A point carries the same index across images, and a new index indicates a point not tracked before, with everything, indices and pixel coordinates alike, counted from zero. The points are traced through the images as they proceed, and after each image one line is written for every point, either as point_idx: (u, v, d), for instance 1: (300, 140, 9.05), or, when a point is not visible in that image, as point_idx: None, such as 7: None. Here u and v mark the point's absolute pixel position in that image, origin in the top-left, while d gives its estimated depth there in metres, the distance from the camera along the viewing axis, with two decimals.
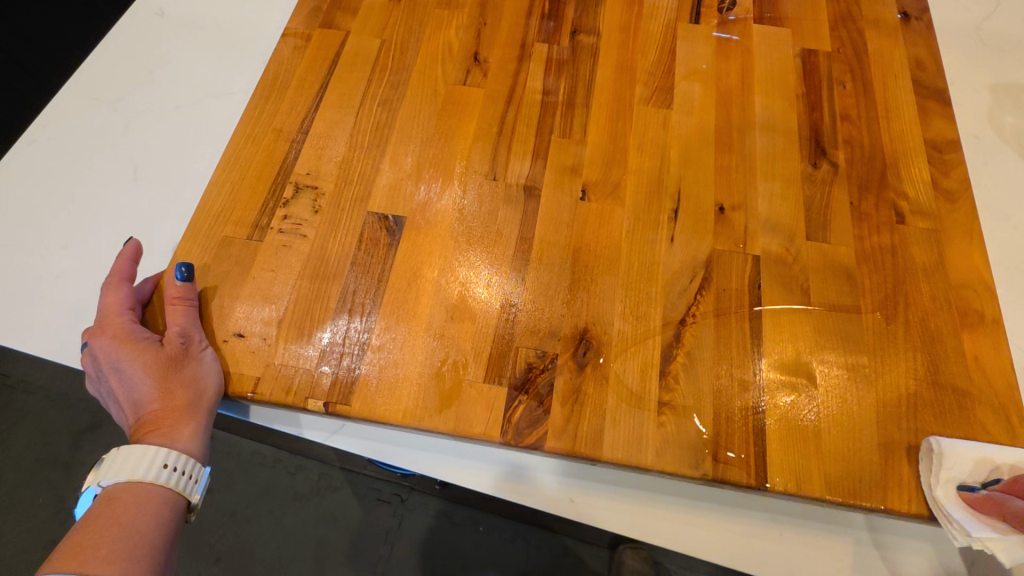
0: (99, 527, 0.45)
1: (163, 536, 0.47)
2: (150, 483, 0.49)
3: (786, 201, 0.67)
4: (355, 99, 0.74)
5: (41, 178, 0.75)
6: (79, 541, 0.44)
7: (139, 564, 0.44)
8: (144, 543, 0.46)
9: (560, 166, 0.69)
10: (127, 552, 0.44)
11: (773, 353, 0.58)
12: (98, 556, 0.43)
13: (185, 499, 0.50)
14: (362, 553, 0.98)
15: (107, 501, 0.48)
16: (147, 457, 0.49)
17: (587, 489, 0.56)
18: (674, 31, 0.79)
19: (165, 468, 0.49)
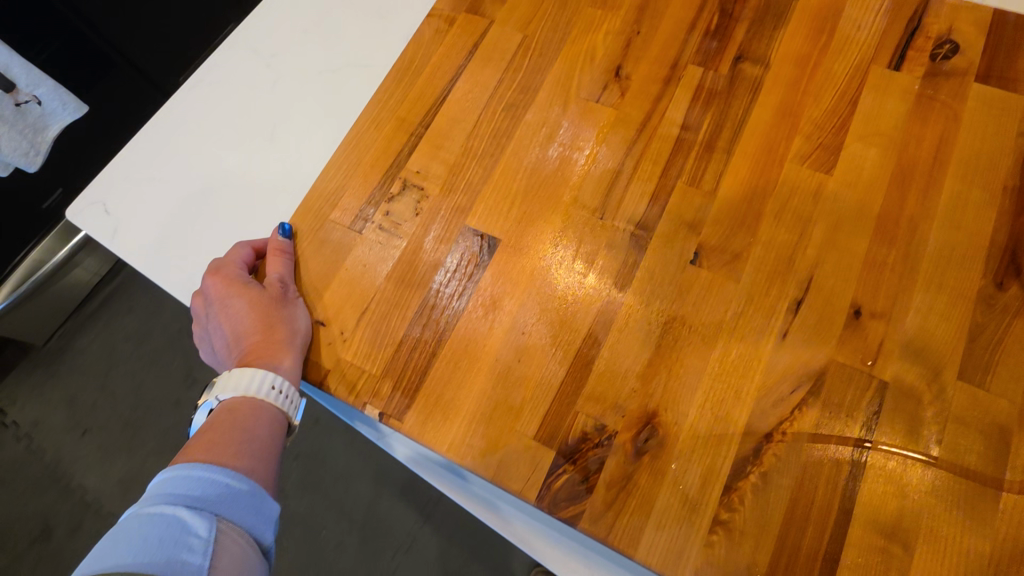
0: (226, 430, 0.48)
1: (275, 439, 0.51)
2: (262, 399, 0.53)
3: (946, 323, 0.55)
4: (481, 99, 0.70)
5: (195, 121, 0.82)
6: (209, 440, 0.47)
7: (262, 458, 0.47)
8: (262, 444, 0.49)
9: (677, 217, 0.62)
10: (252, 448, 0.48)
11: (868, 503, 0.50)
12: (228, 451, 0.46)
13: (288, 415, 0.54)
14: (415, 492, 1.10)
15: (227, 409, 0.51)
16: (257, 379, 0.53)
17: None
18: (864, 76, 0.65)
19: (272, 389, 0.53)
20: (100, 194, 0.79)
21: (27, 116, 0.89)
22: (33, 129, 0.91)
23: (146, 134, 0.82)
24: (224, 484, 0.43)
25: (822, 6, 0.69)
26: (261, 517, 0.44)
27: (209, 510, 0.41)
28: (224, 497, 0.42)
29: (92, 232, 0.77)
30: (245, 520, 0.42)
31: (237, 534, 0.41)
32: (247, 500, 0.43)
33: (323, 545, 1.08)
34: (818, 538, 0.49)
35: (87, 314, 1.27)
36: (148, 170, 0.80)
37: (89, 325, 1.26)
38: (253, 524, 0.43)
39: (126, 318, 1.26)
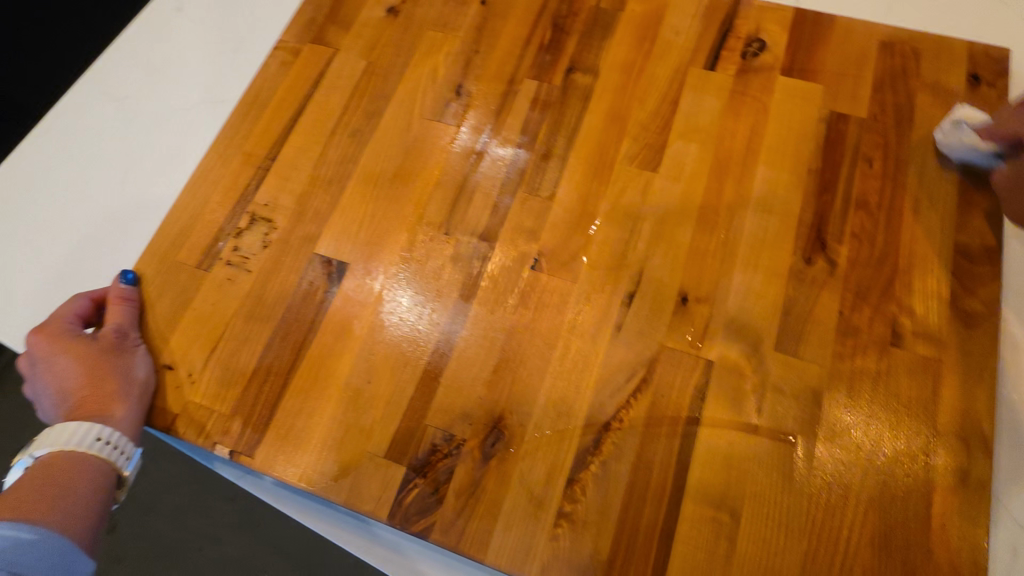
0: (40, 487, 0.48)
1: (98, 493, 0.50)
2: (85, 451, 0.52)
3: (763, 299, 0.58)
4: (327, 128, 0.72)
5: (41, 171, 0.80)
6: (17, 500, 0.47)
7: (79, 513, 0.48)
8: (80, 500, 0.49)
9: (517, 226, 0.64)
10: (69, 504, 0.48)
11: (695, 479, 0.52)
12: (37, 510, 0.46)
13: (116, 467, 0.53)
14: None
15: (42, 467, 0.50)
16: (81, 430, 0.52)
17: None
18: (683, 77, 0.70)
19: (98, 439, 0.53)
20: None
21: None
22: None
23: None
24: (25, 542, 0.44)
25: (644, 15, 0.74)
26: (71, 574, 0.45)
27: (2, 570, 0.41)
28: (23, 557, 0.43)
29: None
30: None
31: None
32: (55, 556, 0.45)
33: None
34: (654, 517, 0.51)
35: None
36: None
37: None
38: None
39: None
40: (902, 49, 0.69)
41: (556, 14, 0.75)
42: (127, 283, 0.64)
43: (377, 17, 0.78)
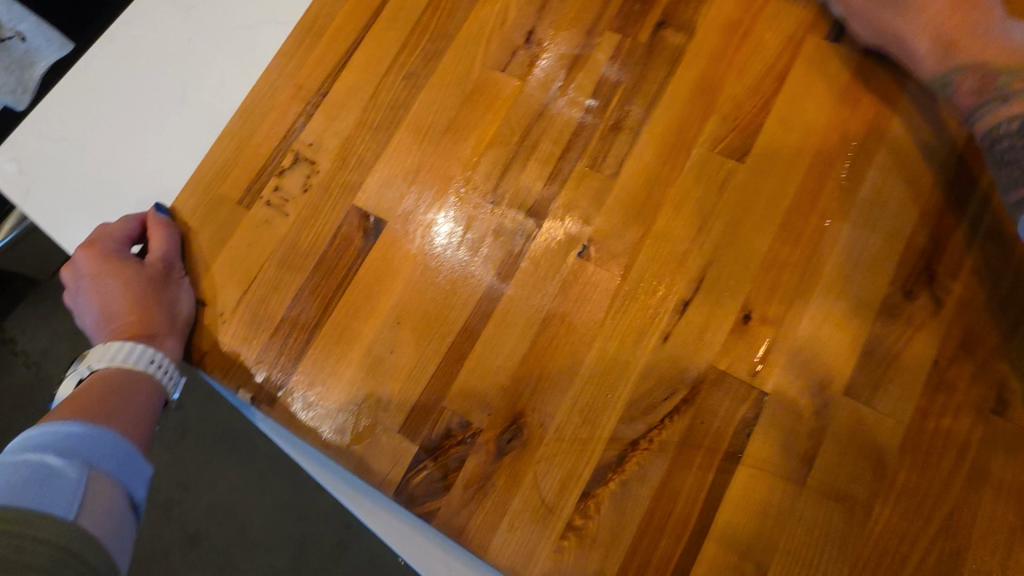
0: (99, 395, 0.51)
1: (153, 409, 0.54)
2: (141, 371, 0.55)
3: (842, 331, 0.50)
4: (382, 66, 0.65)
5: (104, 77, 0.78)
6: (80, 403, 0.50)
7: (138, 422, 0.51)
8: (139, 409, 0.52)
9: (571, 205, 0.57)
10: (128, 412, 0.51)
11: (724, 520, 0.47)
12: (101, 412, 0.49)
13: (166, 390, 0.56)
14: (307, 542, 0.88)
15: (101, 378, 0.53)
16: (136, 353, 0.55)
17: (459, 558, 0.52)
18: (797, 47, 0.58)
19: (151, 362, 0.55)
20: (10, 153, 0.76)
21: (8, 51, 0.77)
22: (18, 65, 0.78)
23: (59, 89, 0.78)
24: (90, 435, 0.47)
25: None
26: (134, 474, 0.48)
27: (80, 458, 0.44)
28: (94, 448, 0.46)
29: (6, 193, 0.76)
30: (117, 471, 0.46)
31: (106, 481, 0.45)
32: (120, 454, 0.47)
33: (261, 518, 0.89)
34: (671, 550, 0.48)
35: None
36: (57, 129, 0.77)
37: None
38: (124, 477, 0.47)
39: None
40: None
41: None
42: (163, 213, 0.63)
43: None
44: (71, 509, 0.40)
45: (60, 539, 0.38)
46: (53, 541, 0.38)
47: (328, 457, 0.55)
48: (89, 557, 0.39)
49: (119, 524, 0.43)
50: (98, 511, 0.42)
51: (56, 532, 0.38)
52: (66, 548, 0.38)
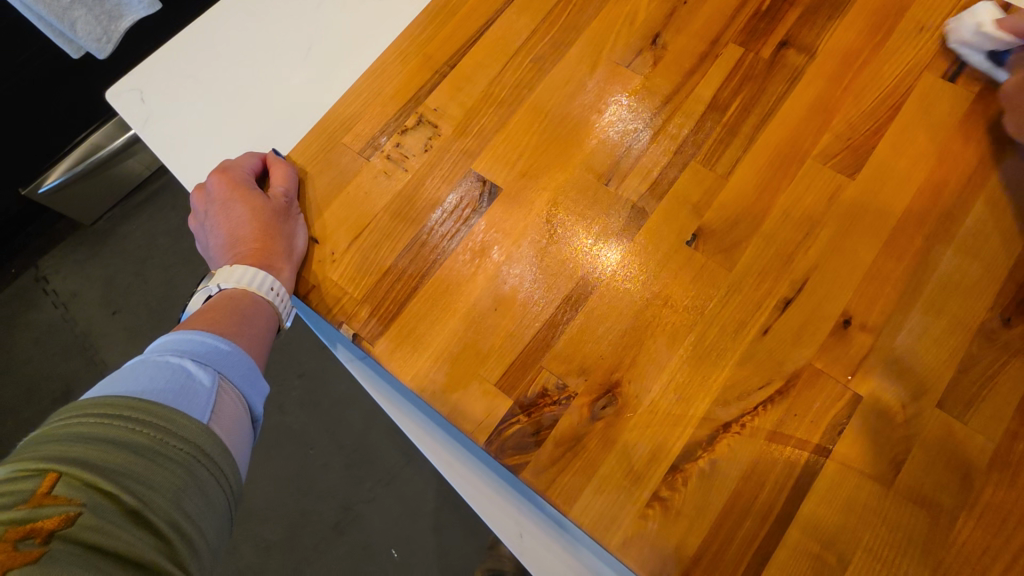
0: (227, 313, 0.56)
1: (269, 334, 0.57)
2: (261, 296, 0.58)
3: (938, 348, 0.52)
4: (510, 49, 0.69)
5: (234, 26, 0.83)
6: (211, 317, 0.55)
7: (257, 342, 0.55)
8: (259, 332, 0.56)
9: (682, 198, 0.60)
10: (249, 332, 0.55)
11: (809, 510, 0.49)
12: (230, 329, 0.54)
13: (280, 317, 0.60)
14: (356, 469, 1.24)
15: (228, 298, 0.58)
16: (258, 278, 0.58)
17: (536, 517, 0.56)
18: (914, 82, 0.61)
19: (271, 290, 0.59)
20: (139, 82, 0.81)
21: (104, 3, 0.94)
22: (108, 17, 0.96)
23: (192, 32, 0.83)
24: (224, 350, 0.51)
25: (886, 1, 0.64)
26: (254, 390, 0.52)
27: (212, 367, 0.49)
28: (223, 361, 0.50)
29: (127, 117, 0.80)
30: (241, 385, 0.51)
31: (232, 393, 0.49)
32: (244, 370, 0.52)
33: (309, 462, 1.24)
34: (752, 533, 0.49)
35: (135, 204, 1.45)
36: (184, 67, 0.81)
37: (138, 212, 1.44)
38: (245, 391, 0.51)
39: (169, 215, 1.44)
40: None
41: None
42: (281, 156, 0.66)
43: None
44: (204, 413, 0.44)
45: (196, 438, 0.42)
46: (191, 439, 0.42)
47: (410, 405, 0.61)
48: (218, 458, 0.43)
49: (240, 434, 0.47)
50: (224, 420, 0.46)
51: (194, 432, 0.42)
52: (200, 448, 0.42)
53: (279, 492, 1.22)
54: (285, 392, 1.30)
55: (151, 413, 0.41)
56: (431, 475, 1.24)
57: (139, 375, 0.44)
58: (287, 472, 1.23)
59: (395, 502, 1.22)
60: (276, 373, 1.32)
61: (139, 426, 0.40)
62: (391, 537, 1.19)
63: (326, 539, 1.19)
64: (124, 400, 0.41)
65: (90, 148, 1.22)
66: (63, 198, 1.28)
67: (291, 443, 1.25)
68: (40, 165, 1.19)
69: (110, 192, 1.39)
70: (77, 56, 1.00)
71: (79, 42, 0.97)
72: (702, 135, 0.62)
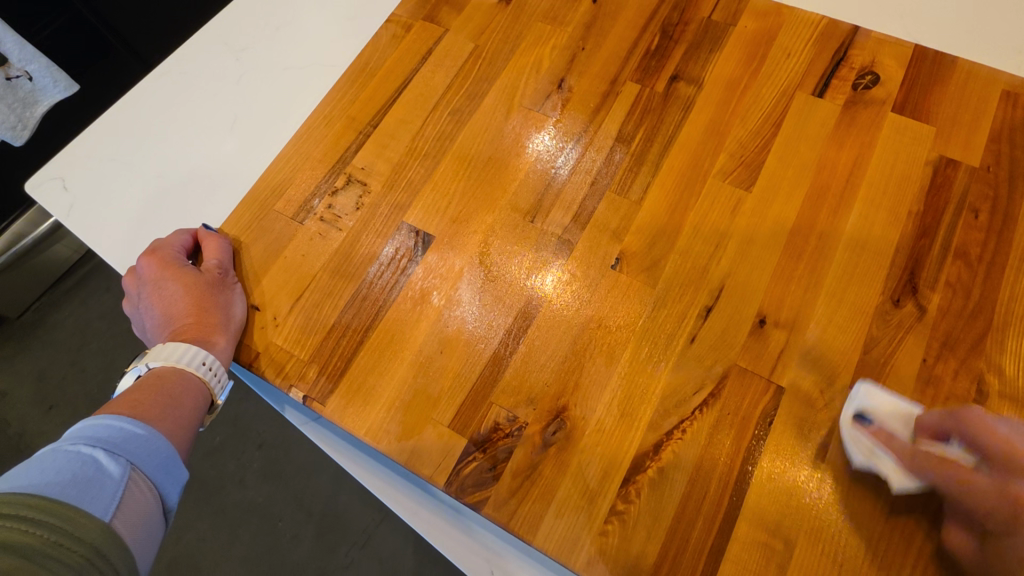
0: (151, 392, 0.54)
1: (196, 413, 0.56)
2: (191, 372, 0.57)
3: (843, 334, 0.58)
4: (428, 104, 0.73)
5: (155, 107, 0.84)
6: (135, 399, 0.53)
7: (181, 425, 0.53)
8: (184, 414, 0.54)
9: (603, 226, 0.65)
10: (173, 415, 0.53)
11: (753, 502, 0.52)
12: (152, 412, 0.52)
13: (212, 393, 0.59)
14: (329, 535, 1.20)
15: (156, 376, 0.56)
16: (188, 353, 0.58)
17: (507, 552, 0.57)
18: (789, 100, 0.69)
19: (202, 365, 0.58)
20: (60, 171, 0.80)
21: (17, 90, 0.94)
22: (22, 104, 0.96)
23: (113, 117, 0.83)
24: (140, 436, 0.49)
25: (756, 33, 0.73)
26: (171, 479, 0.50)
27: (125, 456, 0.47)
28: (139, 449, 0.48)
29: (49, 207, 0.79)
30: (156, 476, 0.49)
31: (144, 484, 0.47)
32: (162, 459, 0.50)
33: (279, 537, 1.20)
34: (705, 534, 0.52)
35: (64, 289, 1.40)
36: (106, 152, 0.81)
37: (69, 296, 1.39)
38: (160, 481, 0.49)
39: (99, 297, 1.40)
40: None
41: (666, 21, 0.75)
42: (213, 231, 0.67)
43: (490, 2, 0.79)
44: (108, 510, 0.43)
45: (93, 539, 0.40)
46: (87, 541, 0.40)
47: (372, 462, 0.61)
48: (116, 561, 0.41)
49: (147, 530, 0.45)
50: (131, 518, 0.44)
51: (91, 532, 0.40)
52: (96, 549, 0.40)
53: (248, 573, 1.17)
54: (243, 465, 1.26)
55: (45, 511, 0.39)
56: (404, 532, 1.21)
57: (38, 470, 0.42)
58: (256, 550, 1.18)
59: (372, 565, 1.18)
60: (232, 448, 1.28)
61: (29, 527, 0.38)
62: None
63: None
64: (17, 499, 0.39)
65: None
66: None
67: (258, 518, 1.21)
68: None
69: (35, 279, 1.36)
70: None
71: None
72: (613, 167, 0.68)
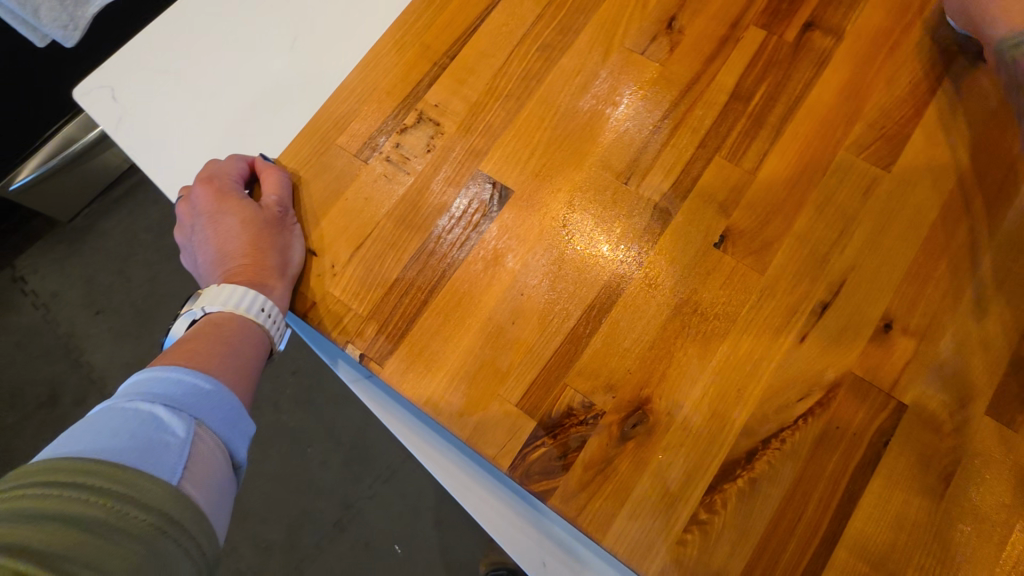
0: (210, 341, 0.51)
1: (257, 362, 0.53)
2: (249, 319, 0.54)
3: (985, 351, 0.49)
4: (515, 36, 0.64)
5: (211, 16, 0.76)
6: (192, 349, 0.50)
7: (243, 375, 0.51)
8: (245, 362, 0.52)
9: (707, 197, 0.56)
10: (235, 365, 0.51)
11: (856, 531, 0.46)
12: (212, 362, 0.49)
13: (271, 341, 0.56)
14: (358, 465, 1.20)
15: (212, 323, 0.53)
16: (246, 298, 0.54)
17: (561, 539, 0.53)
18: (949, 64, 0.57)
19: (261, 311, 0.54)
20: (109, 77, 0.74)
21: None
22: (75, 2, 0.88)
23: (166, 23, 0.76)
24: (202, 390, 0.47)
25: None
26: (237, 433, 0.48)
27: (189, 412, 0.45)
28: (203, 404, 0.46)
29: (98, 117, 0.74)
30: (221, 431, 0.47)
31: (210, 440, 0.45)
32: (226, 412, 0.48)
33: (304, 465, 1.20)
34: (797, 559, 0.46)
35: (112, 199, 1.38)
36: (157, 62, 0.75)
37: (114, 210, 1.37)
38: (227, 438, 0.47)
39: (144, 213, 1.37)
40: None
41: None
42: (271, 162, 0.61)
43: None
44: (175, 472, 0.40)
45: (162, 505, 0.38)
46: (156, 507, 0.38)
47: (422, 417, 0.57)
48: (188, 527, 0.38)
49: (220, 490, 0.43)
50: (200, 477, 0.42)
51: (159, 497, 0.38)
52: (165, 516, 0.38)
53: (271, 494, 1.18)
54: (277, 391, 1.25)
55: (109, 478, 0.37)
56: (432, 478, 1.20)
57: (100, 430, 0.40)
58: (282, 473, 1.19)
59: (393, 503, 1.18)
60: (270, 373, 1.26)
61: (93, 496, 0.35)
62: (398, 532, 1.17)
63: (328, 540, 1.15)
64: (80, 465, 0.36)
65: (66, 139, 1.15)
66: (35, 194, 1.21)
67: (287, 444, 1.21)
68: (15, 160, 1.12)
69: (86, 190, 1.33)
70: (43, 44, 0.92)
71: (43, 30, 0.89)
72: (726, 128, 0.58)
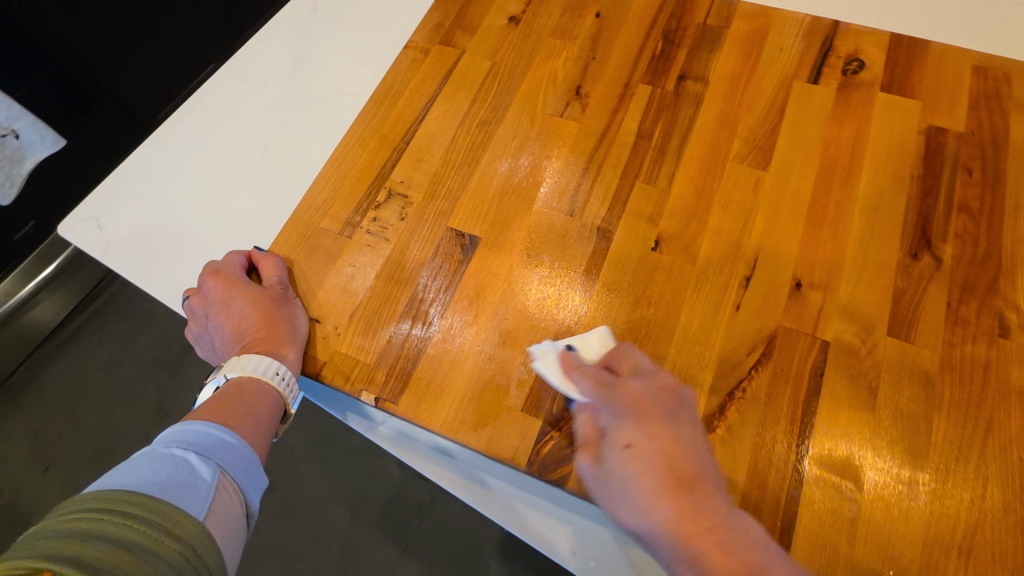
0: (231, 400, 0.57)
1: (273, 421, 0.58)
2: (267, 381, 0.59)
3: (873, 288, 0.63)
4: (457, 118, 0.78)
5: (184, 144, 0.86)
6: (217, 407, 0.56)
7: (260, 432, 0.56)
8: (262, 421, 0.57)
9: (637, 213, 0.69)
10: (254, 422, 0.56)
11: (819, 449, 0.56)
12: (232, 419, 0.55)
13: (287, 402, 0.61)
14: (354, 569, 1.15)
15: (236, 387, 0.58)
16: (263, 364, 0.59)
17: (580, 528, 0.59)
18: (789, 89, 0.76)
19: (276, 374, 0.59)
20: (94, 210, 0.82)
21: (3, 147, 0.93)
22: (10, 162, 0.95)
23: (143, 156, 0.86)
24: (223, 441, 0.52)
25: (749, 33, 0.80)
26: (253, 483, 0.52)
27: (214, 460, 0.50)
28: (226, 455, 0.51)
29: (85, 245, 0.80)
30: (241, 480, 0.51)
31: (232, 487, 0.49)
32: (245, 463, 0.52)
33: None
34: (780, 483, 0.55)
35: (54, 347, 1.35)
36: (138, 189, 0.83)
37: (58, 356, 1.34)
38: (246, 486, 0.51)
39: (95, 351, 1.35)
40: (994, 73, 0.75)
41: (666, 29, 0.82)
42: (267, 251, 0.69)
43: (500, 24, 0.85)
44: (201, 509, 0.45)
45: (189, 537, 0.42)
46: (184, 538, 0.42)
47: (433, 450, 0.64)
48: (207, 561, 0.42)
49: (235, 533, 0.47)
50: (221, 519, 0.46)
51: (188, 530, 0.43)
52: (192, 548, 0.42)
53: None
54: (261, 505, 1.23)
55: (148, 509, 0.42)
56: (430, 559, 1.16)
57: (142, 469, 0.46)
58: None
59: None
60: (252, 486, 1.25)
61: (134, 523, 0.40)
62: None
63: None
64: (127, 496, 0.42)
65: None
66: None
67: (274, 559, 1.17)
68: None
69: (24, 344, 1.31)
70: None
71: None
72: (639, 160, 0.73)
